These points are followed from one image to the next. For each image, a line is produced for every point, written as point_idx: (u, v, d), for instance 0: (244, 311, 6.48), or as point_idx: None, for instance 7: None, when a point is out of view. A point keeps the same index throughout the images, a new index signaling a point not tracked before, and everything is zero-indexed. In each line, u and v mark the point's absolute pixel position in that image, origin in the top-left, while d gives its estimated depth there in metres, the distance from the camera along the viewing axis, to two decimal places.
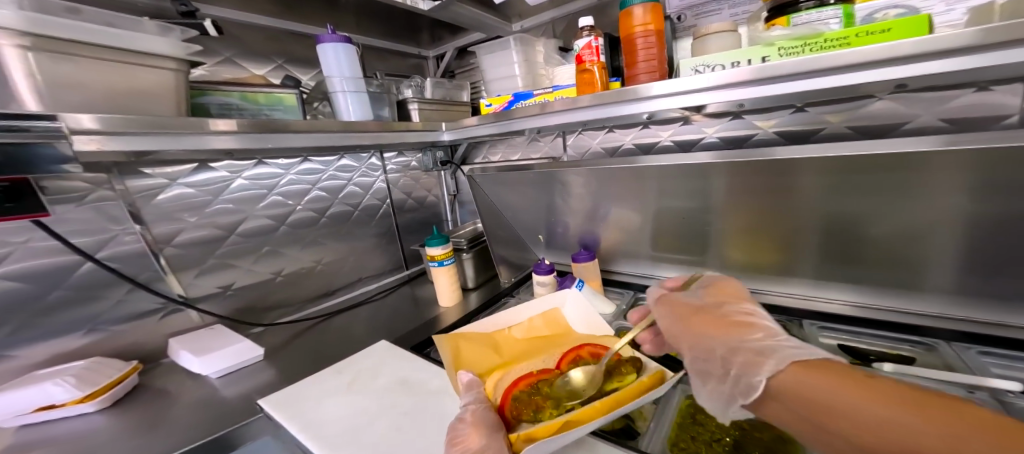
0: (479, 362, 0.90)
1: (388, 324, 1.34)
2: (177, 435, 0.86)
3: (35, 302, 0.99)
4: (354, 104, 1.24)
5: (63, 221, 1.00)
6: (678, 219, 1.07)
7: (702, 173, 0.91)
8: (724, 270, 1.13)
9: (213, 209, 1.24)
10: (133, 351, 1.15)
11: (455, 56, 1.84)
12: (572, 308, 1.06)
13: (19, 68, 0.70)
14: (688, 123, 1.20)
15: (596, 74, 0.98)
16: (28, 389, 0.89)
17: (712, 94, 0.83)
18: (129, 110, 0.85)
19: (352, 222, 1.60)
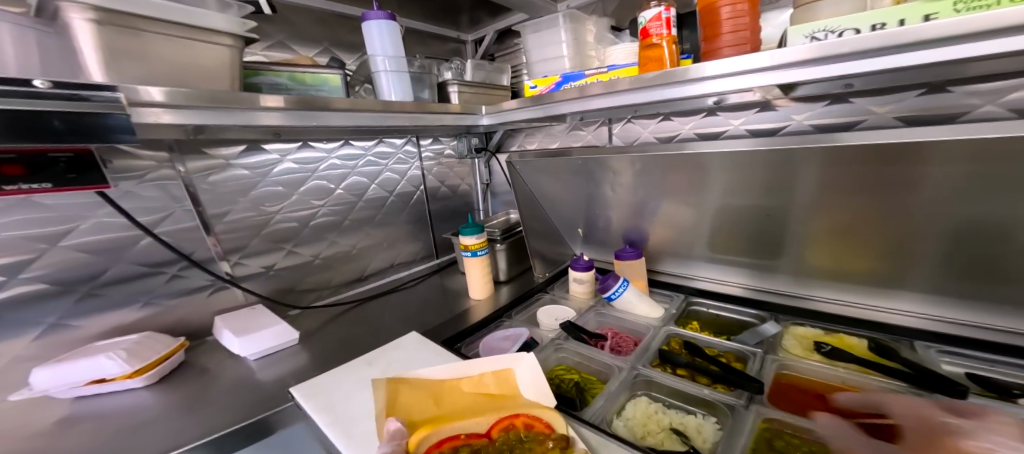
0: (405, 407, 0.74)
1: (421, 315, 1.29)
2: (224, 417, 0.83)
3: (99, 275, 0.99)
4: (395, 85, 1.18)
5: (130, 196, 0.99)
6: (754, 217, 0.96)
7: (788, 161, 0.81)
8: (803, 275, 1.01)
9: (260, 191, 1.22)
10: (182, 327, 1.13)
11: (495, 39, 1.75)
12: (531, 362, 0.79)
13: (88, 42, 0.69)
14: (771, 108, 1.07)
15: (664, 50, 0.90)
16: (84, 361, 0.88)
17: (765, 75, 0.74)
18: (186, 84, 0.80)
19: (386, 207, 1.55)
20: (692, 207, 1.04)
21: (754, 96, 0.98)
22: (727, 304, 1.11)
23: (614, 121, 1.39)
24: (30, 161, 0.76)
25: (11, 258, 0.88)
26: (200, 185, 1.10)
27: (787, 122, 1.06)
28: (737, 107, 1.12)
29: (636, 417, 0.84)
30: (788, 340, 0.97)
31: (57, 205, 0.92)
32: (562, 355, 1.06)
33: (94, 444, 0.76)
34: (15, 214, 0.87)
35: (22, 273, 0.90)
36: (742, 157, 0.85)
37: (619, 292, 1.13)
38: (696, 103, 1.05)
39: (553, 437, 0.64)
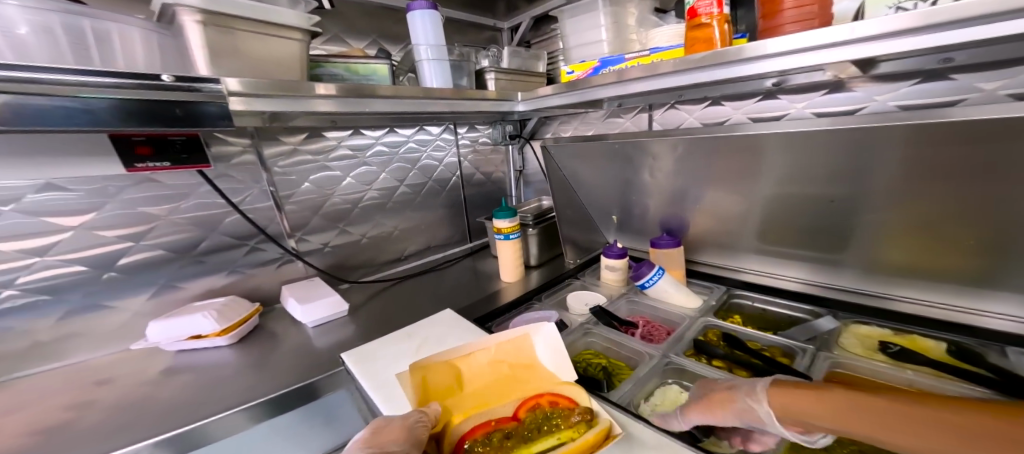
0: (429, 388, 0.70)
1: (452, 295, 1.34)
2: (295, 376, 0.92)
3: (199, 245, 1.12)
4: (436, 72, 1.21)
5: (224, 177, 1.12)
6: (819, 208, 0.91)
7: (867, 143, 0.75)
8: (872, 271, 0.96)
9: (317, 175, 1.31)
10: (256, 294, 1.24)
11: (531, 26, 1.74)
12: (552, 330, 0.78)
13: (199, 45, 0.78)
14: (843, 89, 1.02)
15: (713, 30, 0.87)
16: (184, 318, 1.00)
17: (850, 49, 0.68)
18: (262, 74, 0.87)
19: (425, 192, 1.61)
20: (748, 197, 1.00)
21: (824, 76, 0.93)
22: (779, 300, 1.08)
23: (654, 107, 1.36)
24: (156, 143, 0.95)
25: (135, 228, 1.02)
26: (273, 167, 1.21)
27: (865, 104, 1.00)
28: (802, 89, 1.07)
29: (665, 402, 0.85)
30: (847, 338, 0.94)
31: (175, 184, 1.06)
32: (590, 340, 1.07)
33: (190, 392, 0.87)
34: (142, 190, 1.02)
35: (144, 240, 1.04)
36: (817, 139, 0.79)
37: (653, 280, 1.13)
38: (754, 85, 1.04)
39: (578, 411, 0.65)
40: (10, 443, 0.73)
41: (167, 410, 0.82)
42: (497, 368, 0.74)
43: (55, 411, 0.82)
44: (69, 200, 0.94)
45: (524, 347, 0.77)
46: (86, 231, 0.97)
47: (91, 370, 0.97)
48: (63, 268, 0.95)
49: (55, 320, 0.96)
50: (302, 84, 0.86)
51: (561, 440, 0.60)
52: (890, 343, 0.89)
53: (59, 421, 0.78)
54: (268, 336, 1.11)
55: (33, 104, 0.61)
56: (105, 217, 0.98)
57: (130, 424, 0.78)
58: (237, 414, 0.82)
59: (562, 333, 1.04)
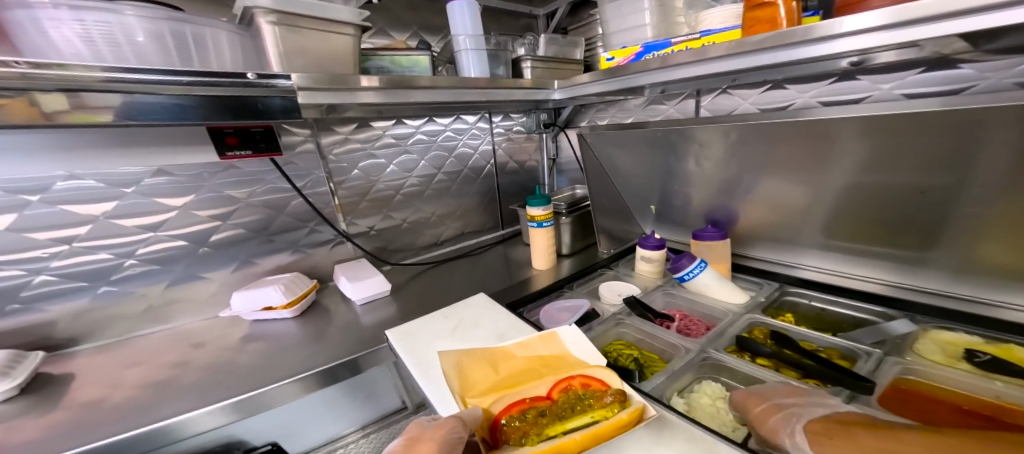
0: (467, 381, 0.74)
1: (485, 280, 1.38)
2: (352, 350, 1.00)
3: (269, 226, 1.21)
4: (475, 63, 1.23)
5: (290, 164, 1.21)
6: (901, 198, 0.85)
7: (974, 125, 0.68)
8: (965, 271, 0.87)
9: (366, 163, 1.37)
10: (313, 273, 1.34)
11: (568, 12, 1.71)
12: (575, 331, 0.84)
13: (272, 41, 0.85)
14: (950, 65, 0.89)
15: (778, 9, 0.81)
16: (256, 290, 1.11)
17: (915, 29, 0.65)
18: (320, 67, 0.92)
19: (461, 179, 1.65)
20: (817, 188, 0.94)
21: (917, 53, 0.82)
22: (840, 300, 1.03)
23: (703, 93, 1.31)
24: (242, 134, 1.07)
25: (221, 209, 1.12)
26: (329, 155, 1.28)
27: (976, 81, 0.88)
28: (895, 67, 0.96)
29: (701, 398, 0.83)
30: (923, 343, 0.86)
31: (251, 170, 1.15)
32: (622, 330, 1.08)
33: (265, 359, 0.96)
34: (228, 176, 1.12)
35: (230, 219, 1.14)
36: (911, 122, 0.73)
37: (693, 273, 1.11)
38: (828, 65, 0.95)
39: (610, 392, 0.67)
40: (129, 393, 0.85)
41: (248, 374, 0.91)
42: (530, 358, 0.78)
43: (157, 369, 0.93)
44: (171, 183, 1.04)
45: (554, 343, 0.82)
46: (187, 210, 1.08)
47: (189, 333, 1.09)
48: (170, 242, 1.07)
49: (164, 287, 1.08)
50: (345, 76, 0.90)
51: (594, 419, 0.63)
52: (977, 352, 0.81)
53: (163, 378, 0.90)
54: (324, 311, 1.20)
55: (143, 101, 0.70)
56: (201, 199, 1.09)
57: (221, 384, 0.88)
58: (305, 381, 0.90)
59: (594, 322, 1.05)
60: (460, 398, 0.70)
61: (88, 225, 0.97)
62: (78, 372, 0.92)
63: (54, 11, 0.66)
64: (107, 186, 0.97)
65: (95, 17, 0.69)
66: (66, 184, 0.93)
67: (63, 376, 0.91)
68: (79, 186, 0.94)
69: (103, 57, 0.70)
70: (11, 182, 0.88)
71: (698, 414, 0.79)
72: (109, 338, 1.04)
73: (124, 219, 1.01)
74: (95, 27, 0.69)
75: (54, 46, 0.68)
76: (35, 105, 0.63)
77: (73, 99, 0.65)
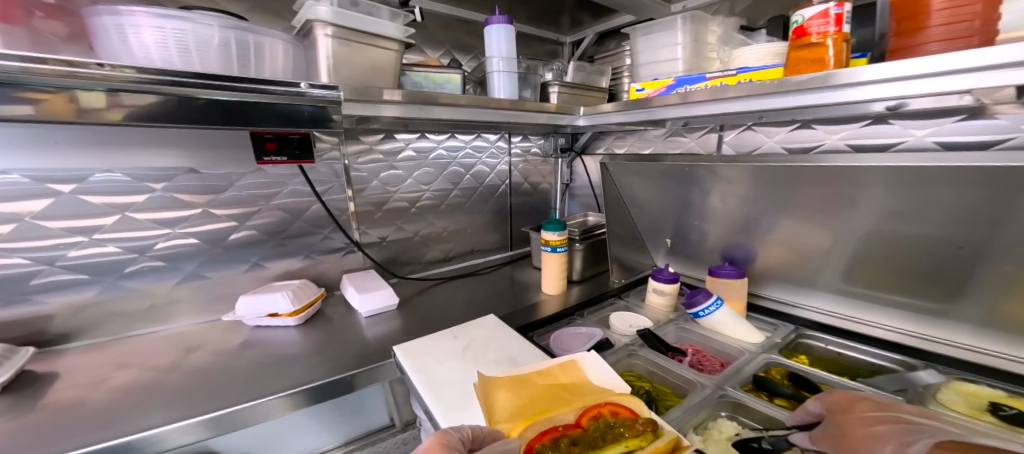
0: (491, 404, 0.71)
1: (495, 301, 1.35)
2: (354, 364, 0.96)
3: (285, 230, 1.21)
4: (506, 84, 1.25)
5: (313, 170, 1.22)
6: (932, 250, 0.83)
7: (1011, 183, 0.67)
8: (992, 327, 0.85)
9: (386, 174, 1.38)
10: (320, 280, 1.32)
11: (594, 41, 1.76)
12: (596, 358, 0.82)
13: (325, 55, 0.87)
14: (983, 116, 0.90)
15: (827, 50, 0.81)
16: (264, 296, 1.09)
17: (957, 78, 0.64)
18: (368, 82, 0.94)
19: (476, 196, 1.65)
20: (841, 232, 0.93)
21: (958, 101, 0.79)
22: (858, 345, 1.01)
23: (727, 128, 1.32)
24: (280, 140, 1.12)
25: (242, 209, 1.13)
26: (352, 164, 1.29)
27: (1013, 133, 0.87)
28: (929, 114, 0.96)
29: (718, 436, 0.80)
30: (947, 394, 0.83)
31: (276, 173, 1.16)
32: (634, 361, 1.04)
33: (262, 367, 0.92)
34: (255, 178, 1.13)
35: (247, 221, 1.14)
36: (946, 176, 0.72)
37: (708, 310, 1.09)
38: (858, 109, 0.92)
39: (641, 421, 0.64)
40: (114, 395, 0.80)
41: (243, 381, 0.87)
42: (551, 385, 0.75)
43: (153, 369, 0.89)
44: (197, 181, 1.05)
45: (574, 370, 0.80)
46: (208, 210, 1.08)
47: (185, 335, 1.06)
48: (181, 240, 1.06)
49: (172, 284, 1.07)
50: (371, 90, 0.91)
51: (629, 448, 0.59)
52: (1003, 406, 0.78)
53: (159, 379, 0.86)
54: (328, 321, 1.17)
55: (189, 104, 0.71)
56: (223, 198, 1.09)
57: (213, 390, 0.83)
58: (304, 393, 0.86)
59: (606, 352, 1.02)
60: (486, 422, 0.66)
61: (115, 216, 0.97)
62: (73, 369, 0.89)
63: (139, 17, 0.69)
64: (132, 181, 0.97)
65: (174, 24, 0.71)
66: (102, 176, 0.94)
67: (49, 373, 0.87)
68: (111, 179, 0.95)
69: (171, 62, 0.72)
70: (48, 172, 0.89)
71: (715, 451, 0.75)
72: (106, 336, 1.01)
73: (145, 213, 1.00)
74: (172, 34, 0.71)
75: (132, 52, 0.70)
76: (74, 102, 0.64)
77: (111, 99, 0.66)
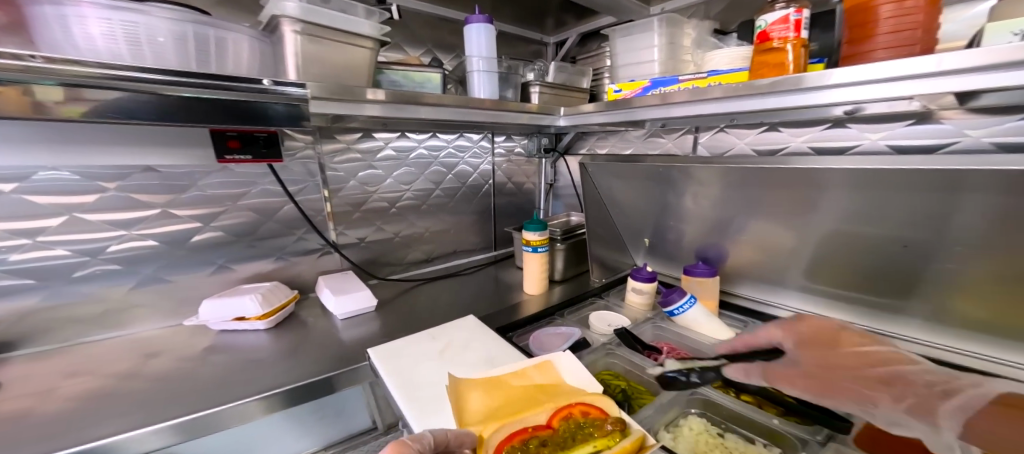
0: (463, 406, 0.70)
1: (477, 302, 1.35)
2: (323, 368, 0.94)
3: (255, 231, 1.18)
4: (487, 83, 1.24)
5: (285, 170, 1.19)
6: (886, 250, 0.86)
7: (955, 185, 0.70)
8: (940, 322, 0.89)
9: (365, 173, 1.36)
10: (294, 282, 1.29)
11: (578, 42, 1.76)
12: (573, 358, 0.82)
13: (293, 52, 0.85)
14: (933, 122, 0.93)
15: (786, 55, 0.84)
16: (231, 300, 1.06)
17: (907, 84, 0.66)
18: (339, 79, 0.92)
19: (459, 196, 1.64)
20: (805, 233, 0.95)
21: (908, 106, 0.84)
22: None
23: (702, 130, 1.34)
24: (244, 137, 1.03)
25: (208, 209, 1.10)
26: (328, 163, 1.27)
27: (957, 139, 0.91)
28: (881, 118, 1.00)
29: (688, 434, 0.82)
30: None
31: (245, 172, 1.13)
32: (612, 360, 1.05)
33: (226, 373, 0.90)
34: (222, 177, 1.10)
35: (213, 222, 1.11)
36: (895, 179, 0.74)
37: (683, 308, 1.09)
38: (822, 112, 0.95)
39: (611, 421, 0.64)
40: (63, 407, 0.76)
41: (204, 388, 0.84)
42: (526, 387, 0.75)
43: (109, 377, 0.86)
44: (154, 180, 1.01)
45: (550, 371, 0.80)
46: (167, 210, 1.04)
47: (146, 341, 1.02)
48: (138, 242, 1.03)
49: (128, 289, 1.03)
50: (354, 88, 0.90)
51: (596, 448, 0.59)
52: None
53: (112, 388, 0.83)
54: (301, 324, 1.15)
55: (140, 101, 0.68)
56: (186, 198, 1.06)
57: (170, 398, 0.80)
58: (268, 400, 0.83)
59: (584, 350, 1.02)
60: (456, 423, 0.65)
61: (63, 216, 0.93)
62: (22, 378, 0.85)
63: (84, 8, 0.66)
64: (82, 179, 0.93)
65: (123, 16, 0.69)
66: (45, 175, 0.90)
67: None
68: (55, 178, 0.91)
69: (120, 55, 0.69)
70: None
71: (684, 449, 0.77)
72: (57, 343, 0.97)
73: (95, 214, 0.96)
74: (121, 26, 0.69)
75: (74, 43, 0.67)
76: (29, 95, 0.62)
77: (70, 92, 0.64)
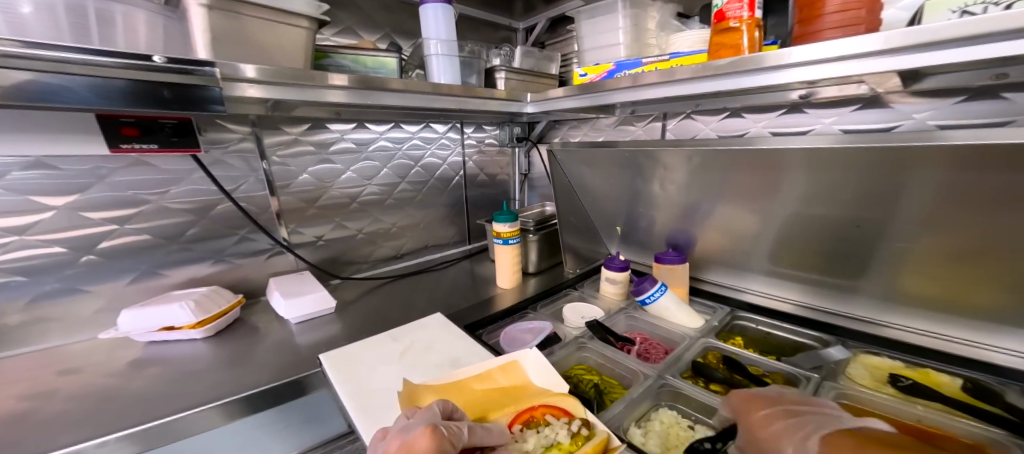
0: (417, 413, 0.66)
1: (445, 298, 1.29)
2: (262, 376, 0.86)
3: (187, 231, 1.09)
4: (446, 68, 1.17)
5: (219, 164, 1.10)
6: (840, 230, 0.85)
7: (901, 163, 0.68)
8: (893, 301, 0.89)
9: (319, 167, 1.28)
10: (242, 285, 1.21)
11: (547, 28, 1.70)
12: (538, 356, 0.78)
13: (202, 27, 0.77)
14: (882, 106, 0.92)
15: (741, 36, 0.80)
16: (156, 310, 0.96)
17: (850, 64, 0.65)
18: (265, 59, 0.85)
19: (426, 189, 1.57)
20: (762, 217, 0.94)
21: (859, 89, 0.86)
22: (784, 324, 1.03)
23: (670, 116, 1.31)
24: (143, 125, 0.94)
25: (124, 210, 1.00)
26: (273, 156, 1.18)
27: (900, 121, 0.90)
28: (834, 102, 0.99)
29: (659, 428, 0.78)
30: (854, 368, 0.87)
31: (169, 168, 1.04)
32: (584, 354, 1.01)
33: (149, 388, 0.82)
34: (134, 173, 0.99)
35: (131, 224, 1.01)
36: (842, 158, 0.72)
37: (655, 296, 1.07)
38: (777, 97, 0.98)
39: (574, 423, 0.63)
40: None
41: (118, 406, 0.76)
42: (488, 391, 0.71)
43: (9, 399, 0.77)
44: (56, 179, 0.91)
45: (515, 372, 0.76)
46: (73, 211, 0.94)
47: (61, 358, 0.93)
48: (42, 248, 0.93)
49: (26, 302, 0.93)
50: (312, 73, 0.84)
51: None
52: (900, 376, 0.82)
53: (6, 412, 0.73)
54: (247, 330, 1.07)
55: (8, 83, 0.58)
56: (92, 198, 0.96)
57: (78, 419, 0.72)
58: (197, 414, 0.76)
59: (555, 346, 0.98)
60: None
61: None
62: None
63: None
64: None
65: None
66: None
67: None
68: None
69: None
70: None
71: (654, 445, 0.74)
72: None
73: None
74: None
75: None
76: None
77: None
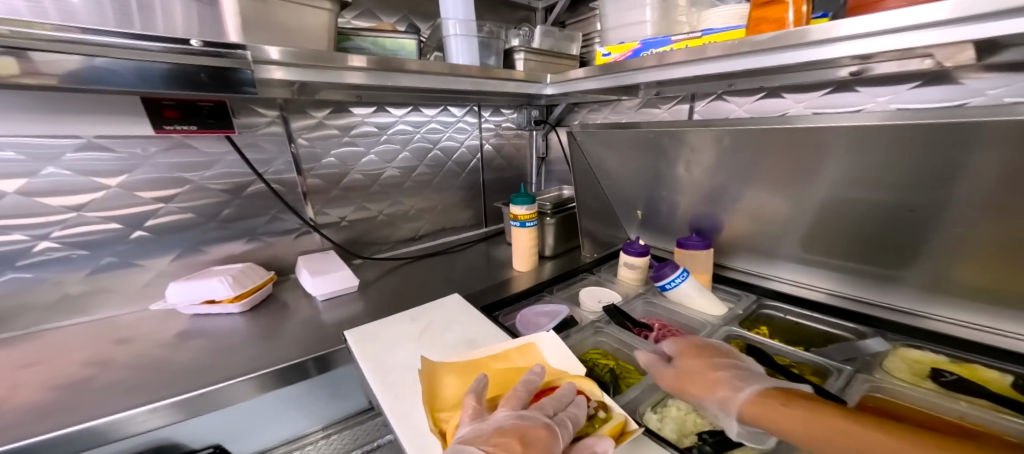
0: (437, 392, 0.68)
1: (463, 279, 1.31)
2: (298, 350, 0.90)
3: (223, 211, 1.13)
4: (464, 49, 1.16)
5: (252, 147, 1.13)
6: (884, 216, 0.82)
7: (959, 141, 0.65)
8: (937, 291, 0.86)
9: (343, 148, 1.29)
10: (273, 263, 1.25)
11: (567, 7, 1.65)
12: (555, 339, 0.79)
13: (233, 11, 0.78)
14: (950, 81, 0.86)
15: (786, 9, 0.76)
16: (198, 284, 1.01)
17: (917, 34, 0.61)
18: (289, 43, 0.85)
19: (444, 172, 1.58)
20: (799, 202, 0.92)
21: (921, 64, 0.81)
22: (815, 314, 1.00)
23: (698, 97, 1.26)
24: (184, 107, 0.93)
25: (164, 191, 1.03)
26: (299, 139, 1.20)
27: (969, 98, 0.85)
28: (890, 79, 0.93)
29: (675, 414, 0.78)
30: (891, 361, 0.85)
31: (209, 150, 1.07)
32: (600, 339, 1.02)
33: (196, 358, 0.86)
34: (175, 155, 1.03)
35: (175, 203, 1.05)
36: (894, 138, 0.69)
37: (675, 282, 1.06)
38: (826, 75, 0.93)
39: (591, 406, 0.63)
40: (25, 397, 0.73)
41: (171, 374, 0.81)
42: (505, 371, 0.73)
43: (73, 365, 0.83)
44: (107, 159, 0.95)
45: (532, 353, 0.77)
46: (123, 190, 0.99)
47: (115, 327, 0.99)
48: (97, 225, 0.98)
49: (84, 275, 0.98)
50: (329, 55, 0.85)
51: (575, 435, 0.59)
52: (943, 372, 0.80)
53: (73, 377, 0.79)
54: (280, 306, 1.11)
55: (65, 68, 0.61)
56: (140, 178, 1.00)
57: (137, 385, 0.77)
58: (244, 384, 0.80)
59: (571, 330, 0.99)
60: (432, 412, 0.64)
61: None
62: None
63: None
64: (28, 160, 0.88)
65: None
66: None
67: None
68: None
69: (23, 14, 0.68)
70: None
71: (670, 432, 0.74)
72: (17, 330, 0.93)
73: (45, 197, 0.91)
74: None
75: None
76: None
77: (22, 63, 0.57)
